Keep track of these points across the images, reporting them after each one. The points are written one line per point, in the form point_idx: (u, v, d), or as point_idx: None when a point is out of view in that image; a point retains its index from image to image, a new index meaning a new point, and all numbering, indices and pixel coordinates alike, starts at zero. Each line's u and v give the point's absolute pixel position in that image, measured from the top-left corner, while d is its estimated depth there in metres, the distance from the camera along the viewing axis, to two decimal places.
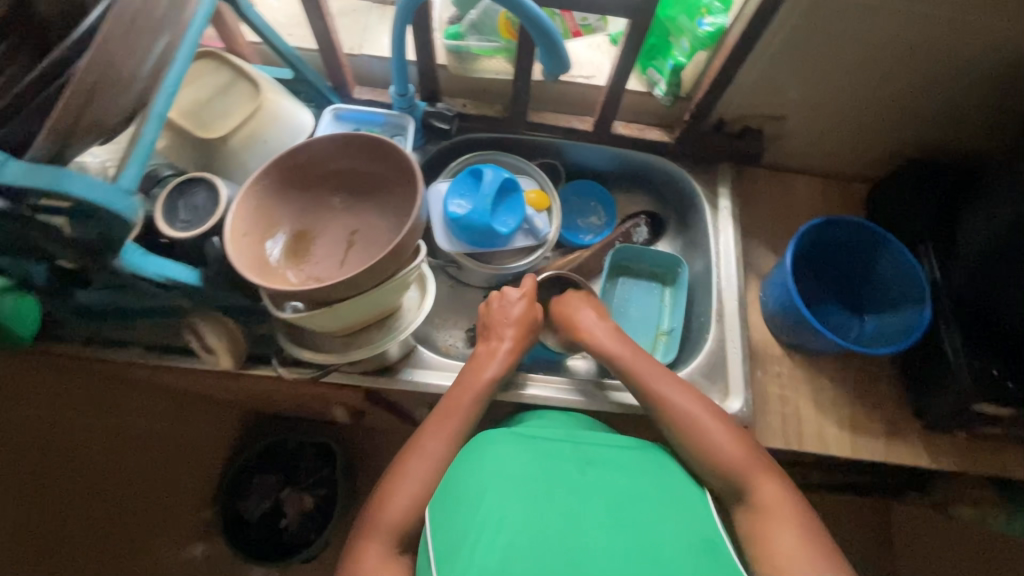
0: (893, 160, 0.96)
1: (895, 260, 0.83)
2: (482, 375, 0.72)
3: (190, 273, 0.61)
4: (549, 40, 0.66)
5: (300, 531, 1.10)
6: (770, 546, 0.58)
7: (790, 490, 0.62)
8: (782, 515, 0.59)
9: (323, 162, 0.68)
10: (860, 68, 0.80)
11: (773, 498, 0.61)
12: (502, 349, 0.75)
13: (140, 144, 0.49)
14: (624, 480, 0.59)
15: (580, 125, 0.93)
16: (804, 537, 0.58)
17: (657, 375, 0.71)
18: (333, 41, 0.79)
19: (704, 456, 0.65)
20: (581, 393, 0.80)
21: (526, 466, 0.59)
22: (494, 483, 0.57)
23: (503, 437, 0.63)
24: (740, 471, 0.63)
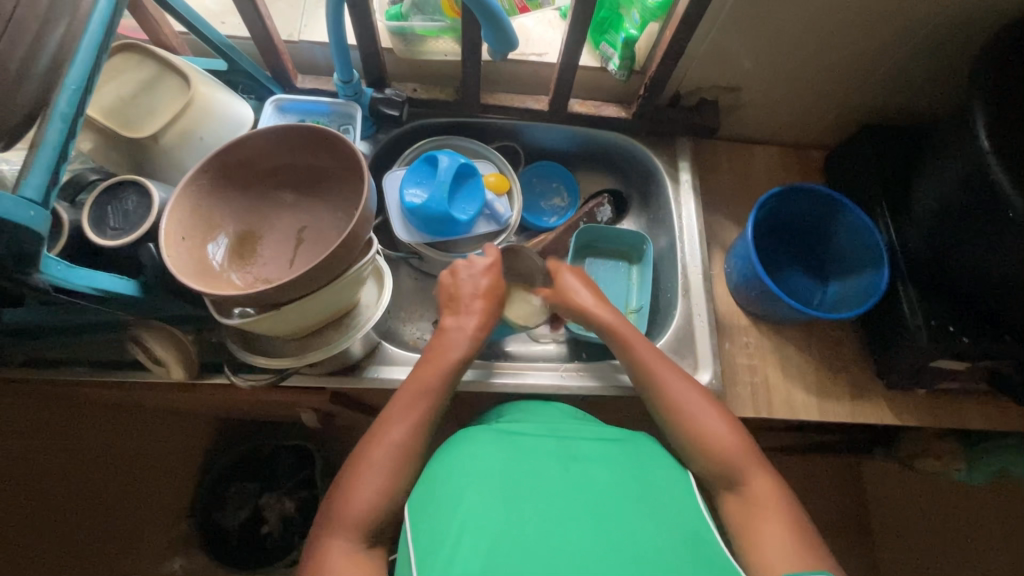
0: (847, 125, 0.97)
1: (852, 224, 0.85)
2: (450, 351, 0.70)
3: (127, 283, 0.57)
4: (493, 17, 0.63)
5: (283, 536, 1.09)
6: (759, 537, 0.58)
7: (776, 482, 0.62)
8: (770, 505, 0.60)
9: (264, 157, 0.64)
10: (810, 34, 0.79)
11: (762, 491, 0.61)
12: (467, 325, 0.73)
13: (44, 148, 0.45)
14: (606, 473, 0.58)
15: (535, 105, 0.90)
16: (790, 526, 0.58)
17: (653, 362, 0.70)
18: (267, 26, 0.74)
19: (694, 442, 0.65)
20: (543, 376, 0.80)
21: (503, 464, 0.58)
22: (469, 482, 0.56)
23: (481, 436, 0.62)
24: (729, 463, 0.62)
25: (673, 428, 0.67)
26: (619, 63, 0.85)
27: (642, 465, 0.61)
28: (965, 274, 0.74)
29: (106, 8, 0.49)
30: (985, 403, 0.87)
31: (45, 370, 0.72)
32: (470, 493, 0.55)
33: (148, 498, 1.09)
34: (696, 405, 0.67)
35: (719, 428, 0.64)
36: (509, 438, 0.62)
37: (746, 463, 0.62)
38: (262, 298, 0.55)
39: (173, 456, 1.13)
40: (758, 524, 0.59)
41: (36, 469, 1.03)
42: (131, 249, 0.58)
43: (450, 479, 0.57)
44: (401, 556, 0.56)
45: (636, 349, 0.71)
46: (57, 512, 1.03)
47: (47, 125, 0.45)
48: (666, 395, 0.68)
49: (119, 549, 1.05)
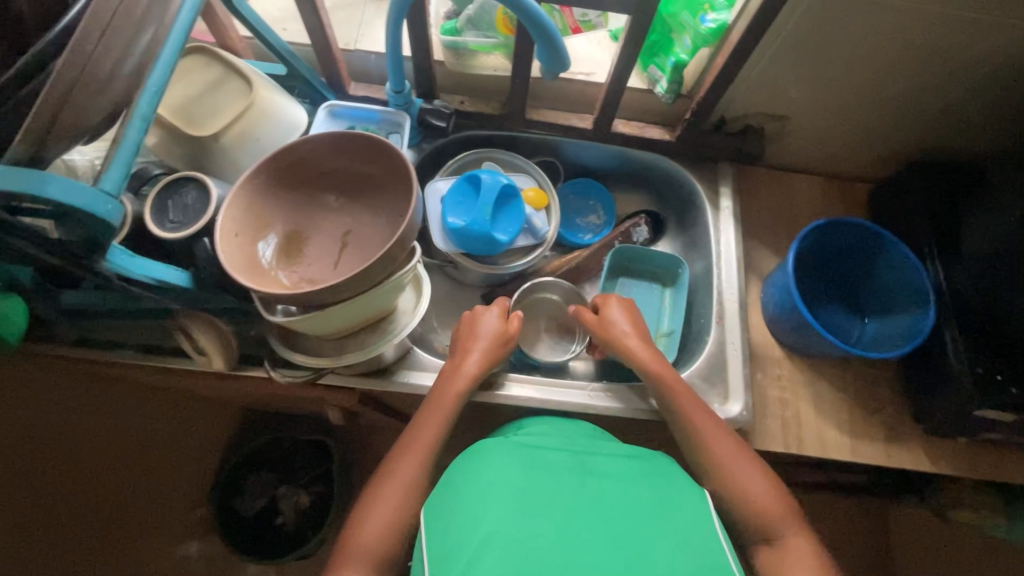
0: (895, 160, 0.95)
1: (898, 262, 0.82)
2: (449, 395, 0.71)
3: (180, 275, 0.60)
4: (548, 37, 0.64)
5: (298, 528, 1.09)
6: None
7: (816, 546, 0.61)
8: (809, 565, 0.58)
9: (316, 161, 0.66)
10: (865, 68, 0.78)
11: (799, 544, 0.60)
12: (466, 366, 0.73)
13: (124, 145, 0.46)
14: (625, 490, 0.58)
15: (580, 123, 0.91)
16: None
17: (692, 408, 0.71)
18: (326, 35, 0.77)
19: (737, 500, 0.63)
20: (554, 391, 0.81)
21: (523, 475, 0.58)
22: (489, 490, 0.56)
23: (501, 446, 0.63)
24: (770, 520, 0.62)
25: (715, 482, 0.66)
26: (666, 87, 0.85)
27: (660, 485, 0.60)
28: None
29: (187, 12, 0.51)
30: None
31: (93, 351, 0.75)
32: (491, 504, 0.55)
33: (173, 479, 1.12)
34: (739, 462, 0.66)
35: (763, 488, 0.63)
36: (528, 450, 0.63)
37: (789, 524, 0.61)
38: (306, 297, 0.56)
39: (202, 444, 1.14)
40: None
41: (72, 444, 1.09)
42: (186, 242, 0.61)
43: (470, 485, 0.58)
44: (416, 562, 0.57)
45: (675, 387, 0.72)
46: (86, 488, 1.09)
47: (129, 124, 0.47)
48: (700, 431, 0.69)
49: (138, 529, 1.09)
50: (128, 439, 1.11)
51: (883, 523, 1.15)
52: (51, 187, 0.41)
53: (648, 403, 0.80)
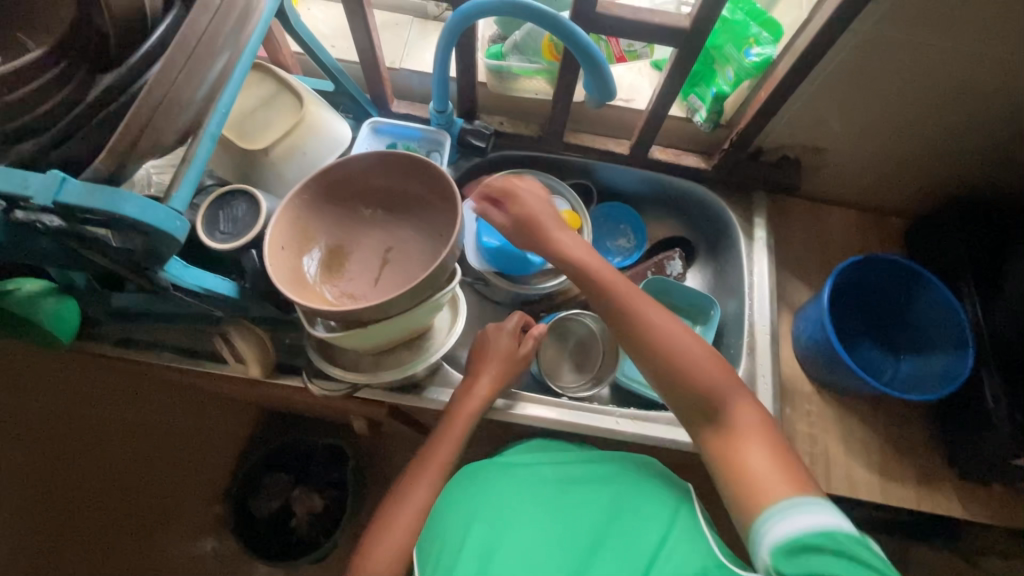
0: (934, 198, 0.94)
1: (934, 301, 0.81)
2: (465, 413, 0.72)
3: (227, 285, 0.61)
4: (596, 67, 0.65)
5: (309, 532, 1.08)
6: (745, 471, 0.56)
7: (756, 404, 0.60)
8: (751, 435, 0.58)
9: (362, 179, 0.68)
10: (909, 106, 0.78)
11: (746, 420, 0.59)
12: (477, 389, 0.73)
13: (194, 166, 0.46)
14: (594, 502, 0.65)
15: (616, 147, 0.92)
16: (773, 453, 0.57)
17: (648, 309, 0.63)
18: (375, 55, 0.79)
19: (669, 356, 0.61)
20: (572, 413, 0.80)
21: (507, 495, 0.66)
22: (478, 510, 0.65)
23: (488, 468, 0.71)
24: (715, 385, 0.60)
25: (647, 359, 0.63)
26: (706, 116, 0.85)
27: (641, 492, 0.66)
28: None
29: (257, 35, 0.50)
30: None
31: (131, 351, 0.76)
32: (478, 521, 0.63)
33: (189, 476, 1.13)
34: (669, 318, 0.63)
35: (694, 339, 0.62)
36: (514, 470, 0.70)
37: (731, 388, 0.60)
38: (350, 315, 0.57)
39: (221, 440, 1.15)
40: (745, 455, 0.57)
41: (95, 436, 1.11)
42: (235, 253, 0.63)
43: (456, 510, 0.66)
44: None
45: (621, 292, 0.64)
46: (106, 481, 1.10)
47: (198, 144, 0.46)
48: (654, 332, 0.62)
49: (154, 525, 1.09)
50: (151, 435, 1.13)
51: None
52: (139, 209, 0.41)
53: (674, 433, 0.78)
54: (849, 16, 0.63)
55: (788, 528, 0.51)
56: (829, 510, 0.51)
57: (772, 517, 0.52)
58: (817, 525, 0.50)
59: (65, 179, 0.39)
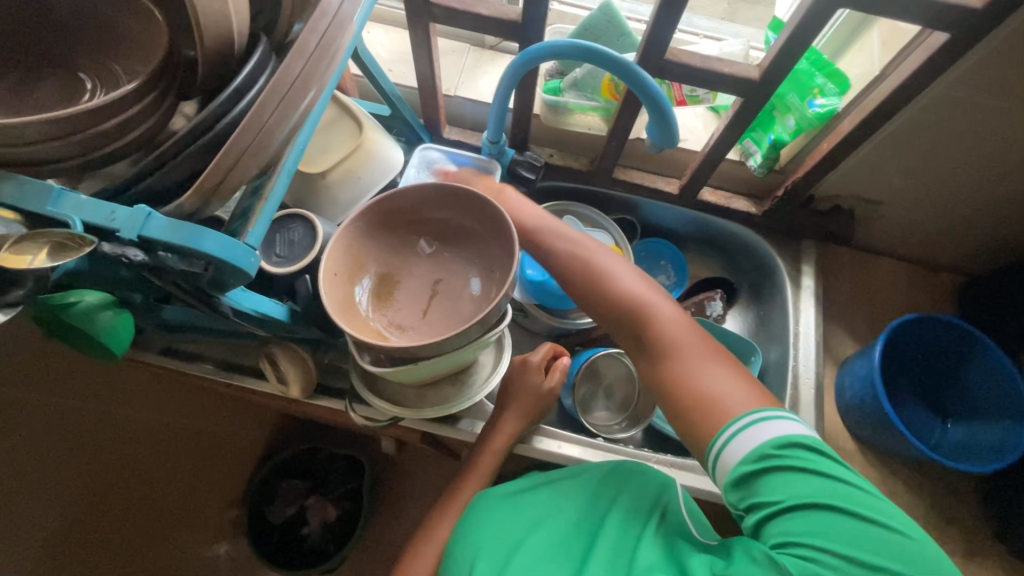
0: (993, 258, 0.91)
1: (988, 368, 0.79)
2: (493, 451, 0.70)
3: (281, 308, 0.61)
4: (661, 113, 0.65)
5: (320, 541, 1.07)
6: (690, 384, 0.55)
7: (688, 320, 0.59)
8: (691, 343, 0.56)
9: (418, 209, 0.68)
10: (978, 166, 0.75)
11: (669, 324, 0.58)
12: (506, 426, 0.71)
13: (269, 202, 0.47)
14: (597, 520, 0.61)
15: (666, 186, 0.92)
16: (718, 365, 0.55)
17: (570, 234, 0.64)
18: (435, 83, 0.80)
19: (619, 296, 0.60)
20: (601, 455, 0.77)
21: (513, 522, 0.61)
22: (482, 542, 0.60)
23: (481, 500, 0.65)
24: (641, 306, 0.59)
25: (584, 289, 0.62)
26: (760, 161, 0.84)
27: (634, 500, 0.62)
28: None
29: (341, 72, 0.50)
30: None
31: (172, 361, 0.77)
32: (482, 557, 0.58)
33: (212, 477, 1.12)
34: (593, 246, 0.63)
35: (631, 275, 0.61)
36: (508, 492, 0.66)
37: (652, 303, 0.59)
38: (405, 351, 0.58)
39: (234, 444, 1.15)
40: (687, 369, 0.55)
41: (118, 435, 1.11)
42: (289, 277, 0.63)
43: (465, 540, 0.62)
44: None
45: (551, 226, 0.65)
46: (129, 480, 1.09)
47: (276, 179, 0.47)
48: (564, 256, 0.63)
49: (172, 528, 1.08)
50: (166, 436, 1.13)
51: None
52: (218, 244, 0.43)
53: (710, 483, 0.75)
54: (926, 78, 0.62)
55: (740, 449, 0.51)
56: (772, 415, 0.51)
57: (729, 429, 0.51)
58: (760, 436, 0.50)
59: (152, 215, 0.41)
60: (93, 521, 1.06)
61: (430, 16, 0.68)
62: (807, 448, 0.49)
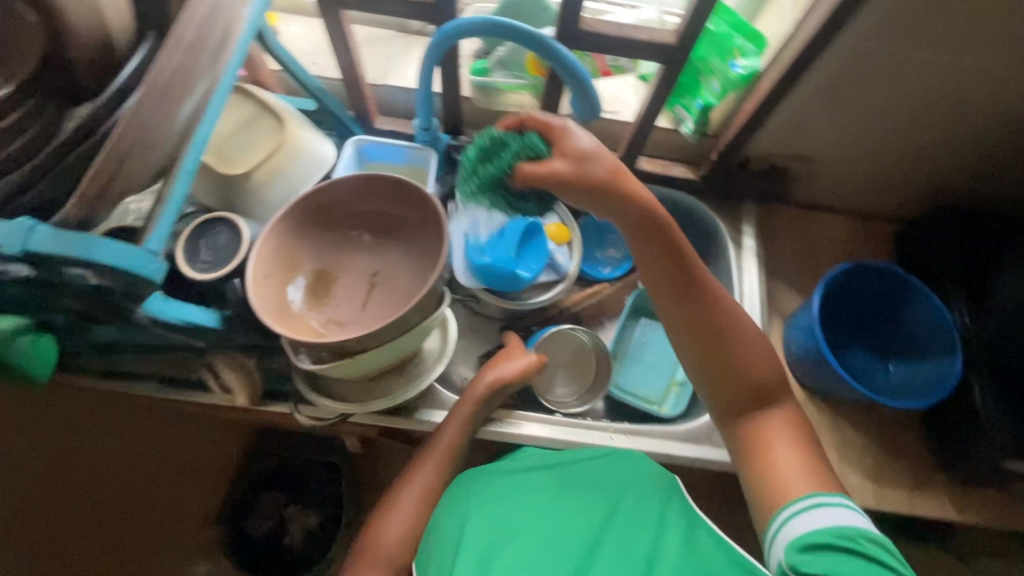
0: (923, 204, 0.94)
1: (922, 307, 0.82)
2: (467, 402, 0.72)
3: (211, 316, 0.60)
4: (581, 86, 0.64)
5: (304, 550, 1.05)
6: (773, 461, 0.61)
7: (792, 414, 0.64)
8: (784, 435, 0.62)
9: (347, 203, 0.67)
10: (895, 115, 0.78)
11: (789, 415, 0.64)
12: (483, 378, 0.74)
13: (169, 204, 0.45)
14: (599, 503, 0.66)
15: (605, 160, 0.92)
16: (801, 454, 0.61)
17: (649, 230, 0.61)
18: (358, 73, 0.78)
19: (719, 326, 0.63)
20: (563, 433, 0.78)
21: (512, 502, 0.66)
22: (475, 517, 0.65)
23: (482, 473, 0.70)
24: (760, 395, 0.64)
25: (709, 362, 0.64)
26: (693, 126, 0.86)
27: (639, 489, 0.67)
28: None
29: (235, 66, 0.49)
30: None
31: (115, 382, 0.75)
32: (480, 532, 0.63)
33: (184, 496, 1.10)
34: (733, 317, 0.64)
35: (756, 336, 0.65)
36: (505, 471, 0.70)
37: (780, 396, 0.64)
38: (339, 345, 0.57)
39: (199, 463, 1.13)
40: (779, 454, 0.61)
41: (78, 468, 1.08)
42: (217, 283, 0.61)
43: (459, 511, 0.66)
44: None
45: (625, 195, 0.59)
46: (95, 512, 1.07)
47: (174, 182, 0.45)
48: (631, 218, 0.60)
49: (151, 552, 1.06)
50: (128, 463, 1.10)
51: None
52: (104, 249, 0.41)
53: (665, 445, 0.78)
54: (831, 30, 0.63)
55: (806, 525, 0.56)
56: (839, 503, 0.57)
57: (791, 506, 0.58)
58: (831, 523, 0.55)
59: (36, 226, 0.39)
60: (64, 555, 1.03)
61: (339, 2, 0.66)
62: (874, 540, 0.54)
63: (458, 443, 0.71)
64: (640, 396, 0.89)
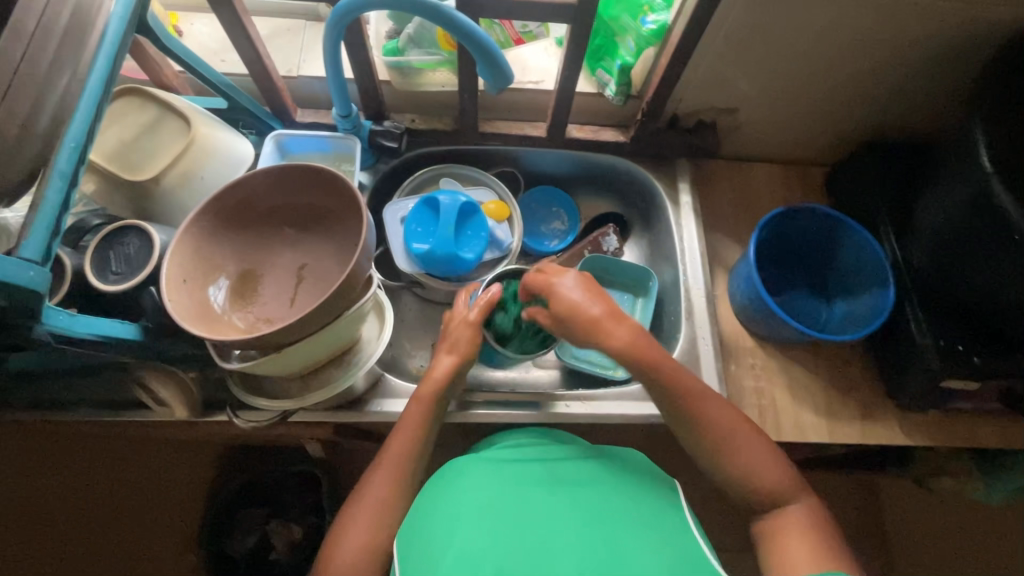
0: (849, 144, 0.96)
1: (856, 243, 0.84)
2: (426, 385, 0.71)
3: (126, 328, 0.57)
4: (488, 54, 0.63)
5: (292, 562, 1.04)
6: (787, 552, 0.58)
7: (814, 508, 0.61)
8: (803, 530, 0.59)
9: (263, 198, 0.65)
10: (806, 56, 0.79)
11: (798, 514, 0.60)
12: (443, 357, 0.73)
13: (44, 210, 0.46)
14: (594, 496, 0.62)
15: (533, 131, 0.92)
16: (817, 549, 0.57)
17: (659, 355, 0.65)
18: (266, 64, 0.75)
19: (733, 434, 0.63)
20: (526, 406, 0.80)
21: (504, 495, 0.62)
22: (461, 506, 0.61)
23: (476, 465, 0.67)
24: (777, 490, 0.61)
25: (711, 454, 0.63)
26: (616, 89, 0.85)
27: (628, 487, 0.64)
28: (974, 296, 0.71)
29: (104, 64, 0.50)
30: (1002, 425, 0.84)
31: (48, 412, 0.72)
32: (466, 520, 0.59)
33: (158, 524, 1.07)
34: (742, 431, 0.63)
35: (754, 432, 0.64)
36: (499, 467, 0.67)
37: (793, 489, 0.62)
38: (262, 341, 0.55)
39: (170, 488, 1.10)
40: (788, 546, 0.58)
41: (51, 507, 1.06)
42: (133, 293, 0.59)
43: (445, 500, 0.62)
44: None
45: (641, 349, 0.64)
46: (73, 548, 1.05)
47: (48, 185, 0.46)
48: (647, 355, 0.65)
49: None
50: (100, 496, 1.07)
51: (877, 497, 1.16)
52: None
53: (621, 408, 0.80)
54: None
55: None
56: None
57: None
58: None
59: None
60: None
61: None
62: None
63: (416, 436, 0.69)
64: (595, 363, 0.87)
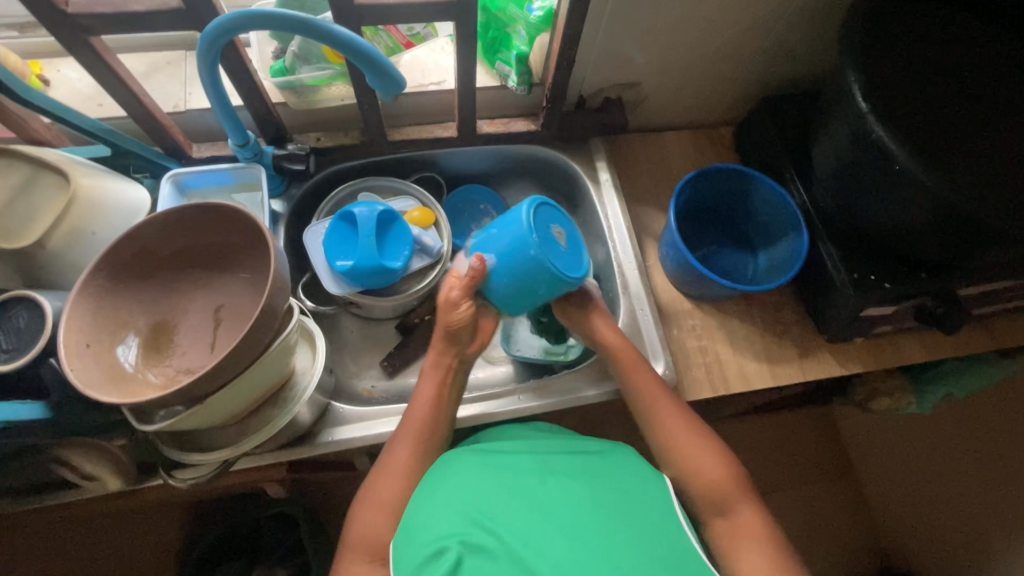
0: (748, 101, 1.00)
1: (767, 194, 0.88)
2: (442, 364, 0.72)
3: (30, 408, 0.54)
4: (374, 61, 0.61)
5: None
6: None
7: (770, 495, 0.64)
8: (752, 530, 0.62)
9: (161, 244, 0.61)
10: (689, 23, 0.81)
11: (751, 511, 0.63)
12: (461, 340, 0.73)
13: None
14: (582, 486, 0.58)
15: (444, 132, 0.90)
16: None
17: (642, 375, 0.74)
18: (148, 104, 0.71)
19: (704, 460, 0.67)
20: (520, 398, 0.80)
21: (495, 489, 0.58)
22: (449, 503, 0.57)
23: (467, 459, 0.64)
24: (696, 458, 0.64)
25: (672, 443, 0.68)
26: (518, 79, 0.86)
27: (614, 474, 0.62)
28: (871, 224, 0.75)
29: None
30: (920, 339, 0.90)
31: None
32: (455, 519, 0.55)
33: None
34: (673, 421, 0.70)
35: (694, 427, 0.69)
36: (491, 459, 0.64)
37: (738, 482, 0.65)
38: (181, 395, 0.52)
39: (136, 558, 1.04)
40: None
41: None
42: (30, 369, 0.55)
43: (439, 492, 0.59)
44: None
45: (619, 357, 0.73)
46: None
47: None
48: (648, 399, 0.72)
49: None
50: None
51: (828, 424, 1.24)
52: None
53: (577, 390, 0.80)
54: None
55: None
56: None
57: None
58: None
59: None
60: None
61: (81, 28, 0.60)
62: None
63: (433, 421, 0.70)
64: (544, 352, 0.88)
